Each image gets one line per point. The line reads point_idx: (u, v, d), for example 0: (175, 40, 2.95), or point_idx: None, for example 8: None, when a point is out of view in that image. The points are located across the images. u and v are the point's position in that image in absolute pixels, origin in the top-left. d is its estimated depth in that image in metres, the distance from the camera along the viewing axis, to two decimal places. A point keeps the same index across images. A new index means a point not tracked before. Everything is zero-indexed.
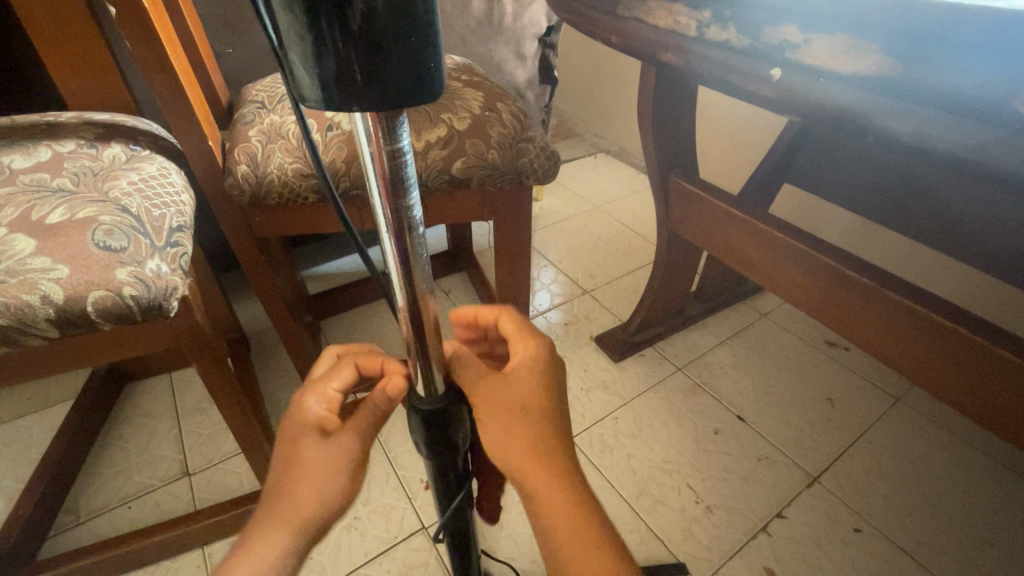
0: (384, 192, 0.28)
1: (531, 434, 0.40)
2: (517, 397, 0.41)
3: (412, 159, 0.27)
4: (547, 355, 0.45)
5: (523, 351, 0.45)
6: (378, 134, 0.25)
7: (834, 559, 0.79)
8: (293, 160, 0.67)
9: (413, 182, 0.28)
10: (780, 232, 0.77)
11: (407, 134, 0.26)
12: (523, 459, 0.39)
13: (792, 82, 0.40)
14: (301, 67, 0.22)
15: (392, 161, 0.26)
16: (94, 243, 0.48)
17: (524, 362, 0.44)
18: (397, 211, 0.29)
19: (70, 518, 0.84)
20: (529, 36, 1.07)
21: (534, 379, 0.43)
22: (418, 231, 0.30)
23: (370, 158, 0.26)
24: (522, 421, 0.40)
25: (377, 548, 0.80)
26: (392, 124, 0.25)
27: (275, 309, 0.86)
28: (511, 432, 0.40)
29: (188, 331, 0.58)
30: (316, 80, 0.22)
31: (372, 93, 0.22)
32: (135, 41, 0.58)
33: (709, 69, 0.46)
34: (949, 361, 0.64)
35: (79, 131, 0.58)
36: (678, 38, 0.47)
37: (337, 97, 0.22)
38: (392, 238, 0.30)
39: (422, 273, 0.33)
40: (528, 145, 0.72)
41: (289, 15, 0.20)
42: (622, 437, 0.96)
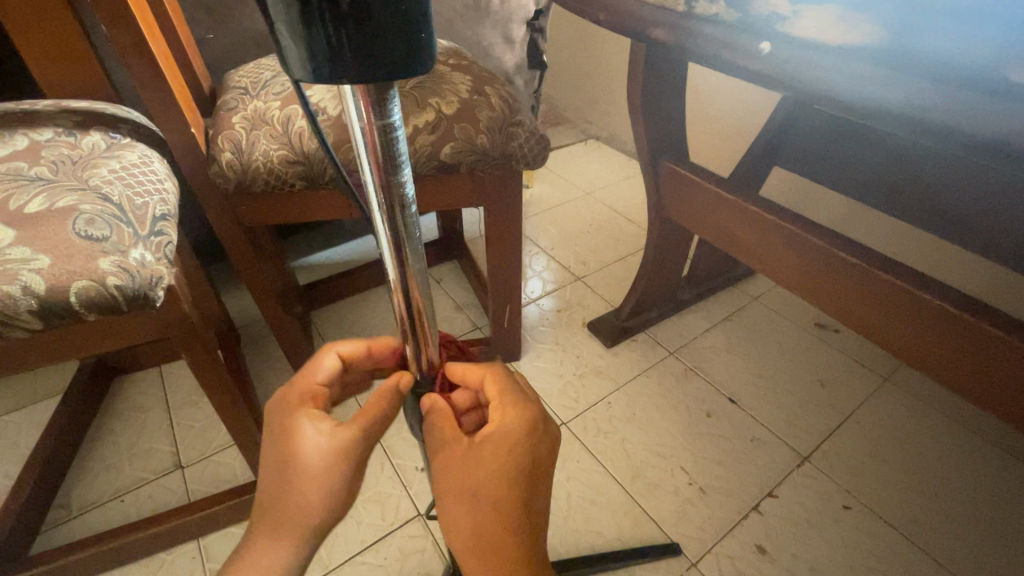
0: (376, 167, 0.27)
1: (478, 526, 0.37)
2: (473, 481, 0.37)
3: (404, 134, 0.27)
4: (528, 435, 0.39)
5: (502, 425, 0.39)
6: (368, 107, 0.25)
7: (824, 536, 0.80)
8: (279, 146, 0.66)
9: (405, 160, 0.28)
10: (770, 214, 0.77)
11: (398, 108, 0.26)
12: (465, 541, 0.38)
13: (781, 50, 0.40)
14: (289, 39, 0.21)
15: (383, 135, 0.26)
16: (75, 232, 0.47)
17: (494, 436, 0.38)
18: (388, 187, 0.28)
19: (61, 513, 0.83)
20: (517, 20, 1.04)
21: (501, 463, 0.38)
22: (410, 209, 0.30)
23: (361, 133, 0.26)
24: (471, 507, 0.37)
25: (373, 536, 0.80)
26: (383, 97, 0.24)
27: (265, 299, 0.85)
28: (459, 512, 0.38)
29: (176, 322, 0.57)
30: (304, 53, 0.21)
31: (363, 65, 0.21)
32: (112, 24, 0.56)
33: (698, 40, 0.45)
34: (937, 339, 0.65)
35: (56, 119, 0.56)
36: (667, 15, 0.47)
37: (327, 70, 0.21)
38: (385, 216, 0.30)
39: (416, 252, 0.33)
40: (517, 129, 0.71)
41: None
42: (615, 421, 0.96)
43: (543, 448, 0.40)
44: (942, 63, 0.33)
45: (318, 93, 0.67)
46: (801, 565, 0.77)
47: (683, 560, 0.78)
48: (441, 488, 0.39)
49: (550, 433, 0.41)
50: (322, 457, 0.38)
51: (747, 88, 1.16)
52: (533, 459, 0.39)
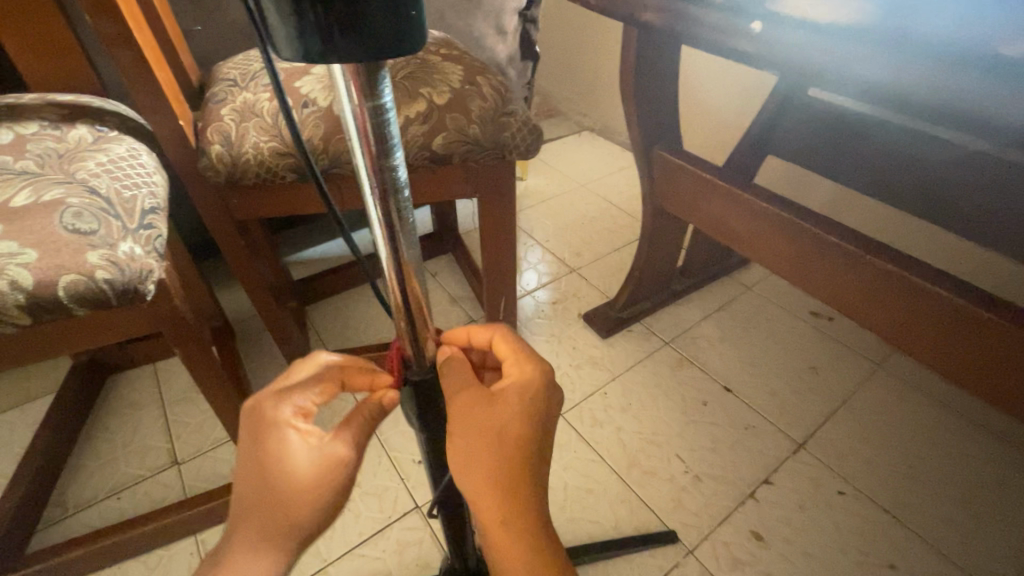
0: (367, 150, 0.27)
1: (501, 464, 0.36)
2: (497, 421, 0.38)
3: (396, 116, 0.27)
4: (544, 388, 0.40)
5: (519, 376, 0.40)
6: (358, 87, 0.24)
7: (819, 521, 0.81)
8: (269, 138, 0.65)
9: (396, 143, 0.27)
10: (763, 202, 0.77)
11: (389, 89, 0.25)
12: (487, 481, 0.36)
13: (770, 32, 0.40)
14: (277, 17, 0.21)
15: (374, 117, 0.25)
16: (62, 226, 0.46)
17: (513, 384, 0.40)
18: (380, 170, 0.28)
19: (57, 511, 0.83)
20: (509, 10, 1.04)
21: (520, 407, 0.39)
22: (403, 193, 0.30)
23: (352, 115, 0.25)
24: (491, 448, 0.37)
25: (371, 528, 0.80)
26: (372, 77, 0.24)
27: (258, 294, 0.84)
28: (482, 450, 0.37)
29: (167, 316, 0.56)
30: (292, 30, 0.21)
31: (351, 43, 0.21)
32: (95, 16, 0.55)
33: (688, 25, 0.45)
34: (930, 324, 0.65)
35: (41, 112, 0.55)
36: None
37: (315, 47, 0.21)
38: (377, 200, 0.29)
39: (409, 238, 0.32)
40: (509, 119, 0.70)
41: None
42: (611, 411, 0.96)
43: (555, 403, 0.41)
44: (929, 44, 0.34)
45: (308, 83, 0.66)
46: (796, 550, 0.78)
47: (680, 547, 0.79)
48: (460, 428, 0.38)
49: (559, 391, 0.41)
50: (314, 472, 0.38)
51: (739, 76, 1.16)
52: (548, 411, 0.40)
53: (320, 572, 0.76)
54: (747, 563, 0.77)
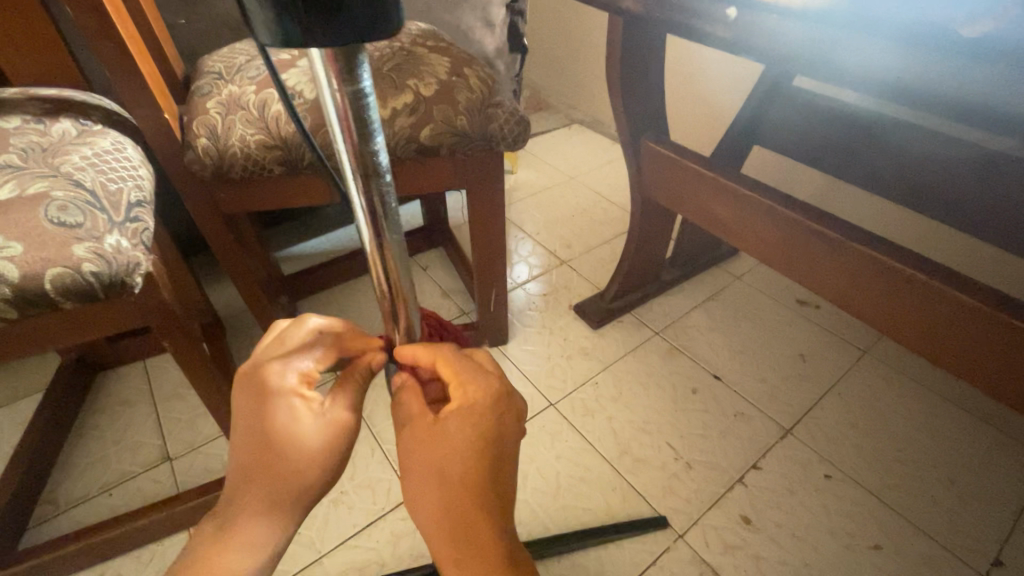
0: (347, 134, 0.27)
1: (445, 504, 0.36)
2: (438, 459, 0.37)
3: (375, 100, 0.27)
4: (487, 409, 0.38)
5: (462, 399, 0.38)
6: (336, 72, 0.24)
7: (807, 504, 0.82)
8: (255, 131, 0.65)
9: (376, 127, 0.28)
10: (749, 191, 0.78)
11: (368, 73, 0.25)
12: (435, 523, 0.36)
13: (745, 16, 0.40)
14: (257, 4, 0.21)
15: (352, 102, 0.25)
16: (48, 219, 0.46)
17: (457, 411, 0.38)
18: (360, 154, 0.28)
19: (49, 508, 0.83)
20: (497, 2, 1.04)
21: (463, 437, 0.37)
22: (384, 177, 0.30)
23: (331, 99, 0.26)
24: (436, 488, 0.36)
25: (365, 520, 0.81)
26: (350, 61, 0.24)
27: (248, 289, 0.84)
28: (426, 492, 0.36)
29: (156, 309, 0.56)
30: (271, 15, 0.21)
31: (328, 27, 0.21)
32: (77, 8, 0.55)
33: (668, 12, 0.46)
34: (912, 308, 0.67)
35: (23, 106, 0.55)
36: None
37: (293, 30, 0.21)
38: (359, 184, 0.30)
39: (392, 222, 0.33)
40: (497, 110, 0.71)
41: None
42: (602, 401, 0.97)
43: (508, 419, 0.39)
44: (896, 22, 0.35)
45: (294, 76, 0.66)
46: (784, 532, 0.80)
47: (670, 532, 0.80)
48: (409, 471, 0.38)
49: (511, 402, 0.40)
50: (322, 439, 0.39)
51: (727, 67, 1.16)
52: (494, 433, 0.38)
53: (314, 563, 0.76)
54: (736, 546, 0.78)
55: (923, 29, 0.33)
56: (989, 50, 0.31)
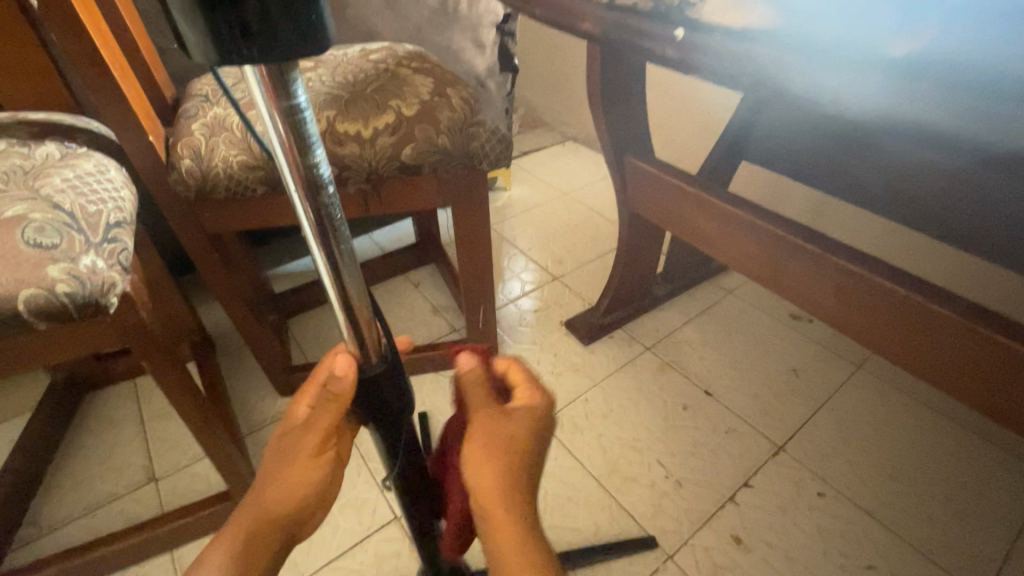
0: (289, 150, 0.27)
1: (510, 477, 0.39)
2: (508, 436, 0.40)
3: (313, 116, 0.27)
4: (547, 421, 0.43)
5: (528, 399, 0.44)
6: (272, 89, 0.25)
7: (799, 523, 0.81)
8: (238, 153, 0.66)
9: (317, 142, 0.28)
10: (731, 207, 0.78)
11: (303, 89, 0.26)
12: (492, 489, 0.38)
13: (689, 41, 0.41)
14: (188, 30, 0.21)
15: (291, 118, 0.26)
16: (23, 241, 0.47)
17: (525, 408, 0.43)
18: (303, 171, 0.28)
19: (32, 529, 0.82)
20: (486, 24, 1.03)
21: (529, 430, 0.42)
22: (329, 192, 0.30)
23: (268, 115, 0.26)
24: (500, 449, 0.39)
25: (349, 541, 0.80)
26: (284, 76, 0.25)
27: (235, 308, 0.84)
28: (491, 461, 0.39)
29: (133, 329, 0.56)
30: (201, 38, 0.21)
31: (253, 48, 0.21)
32: (61, 35, 0.56)
33: (620, 35, 0.46)
34: (897, 322, 0.66)
35: (11, 131, 0.56)
36: (592, 8, 0.48)
37: (225, 55, 0.21)
38: (302, 199, 0.29)
39: (340, 237, 0.32)
40: (479, 129, 0.72)
41: None
42: (593, 418, 0.97)
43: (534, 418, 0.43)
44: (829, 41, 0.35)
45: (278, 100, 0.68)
46: (776, 553, 0.78)
47: (660, 552, 0.79)
48: (481, 444, 0.40)
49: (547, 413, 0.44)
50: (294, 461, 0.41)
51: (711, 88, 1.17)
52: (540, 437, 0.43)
53: None
54: (727, 568, 0.77)
55: (852, 49, 0.34)
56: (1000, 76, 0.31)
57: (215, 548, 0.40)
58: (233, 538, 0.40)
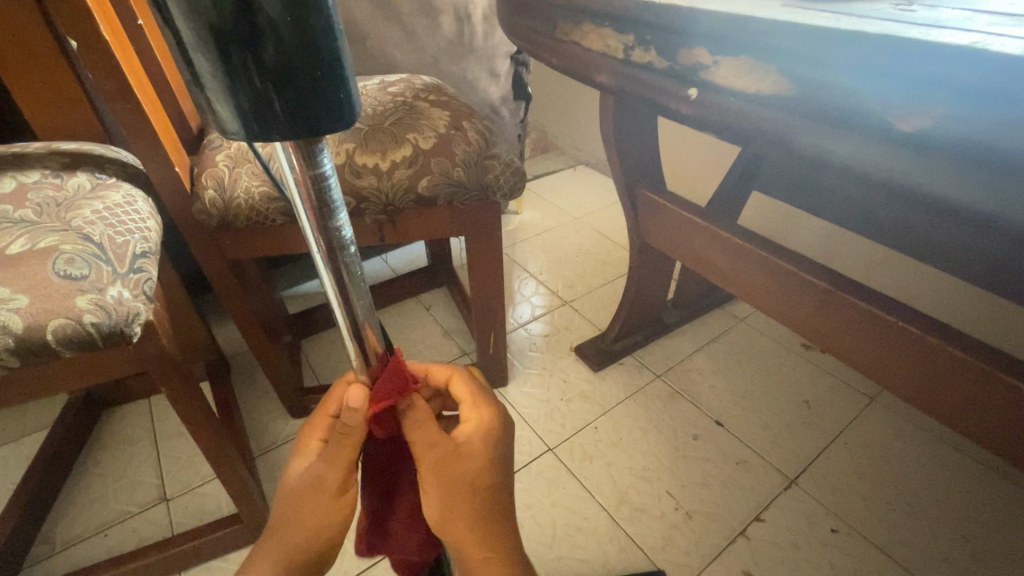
0: (312, 214, 0.28)
1: (472, 516, 0.41)
2: (463, 474, 0.41)
3: (338, 181, 0.28)
4: (498, 434, 0.44)
5: (474, 420, 0.44)
6: (299, 158, 0.26)
7: (812, 560, 0.79)
8: (260, 183, 0.69)
9: (340, 205, 0.29)
10: (741, 240, 0.79)
11: (328, 158, 0.27)
12: (459, 533, 0.41)
13: (703, 100, 0.43)
14: (224, 113, 0.22)
15: (315, 185, 0.27)
16: (54, 272, 0.48)
17: (476, 429, 0.43)
18: (324, 232, 0.29)
19: (44, 548, 0.83)
20: (501, 54, 1.11)
21: (483, 455, 0.42)
22: (350, 250, 0.31)
23: (294, 182, 0.27)
24: (457, 491, 0.41)
25: (356, 567, 0.80)
26: (312, 148, 0.26)
27: (251, 332, 0.85)
28: (451, 507, 0.40)
29: (155, 357, 0.58)
30: (238, 120, 0.22)
31: (289, 125, 0.23)
32: (97, 72, 0.58)
33: (636, 89, 0.48)
34: (909, 360, 0.66)
35: (44, 162, 0.59)
36: (609, 61, 0.50)
37: (256, 129, 0.23)
38: (323, 256, 0.30)
39: (358, 290, 0.33)
40: (493, 162, 0.73)
41: (206, 70, 0.21)
42: (602, 446, 0.96)
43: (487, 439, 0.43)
44: (837, 108, 0.35)
45: None
46: None
47: None
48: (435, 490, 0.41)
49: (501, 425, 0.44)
50: (310, 497, 0.42)
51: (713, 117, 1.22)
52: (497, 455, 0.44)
53: None
54: None
55: (855, 116, 0.35)
56: (980, 146, 0.30)
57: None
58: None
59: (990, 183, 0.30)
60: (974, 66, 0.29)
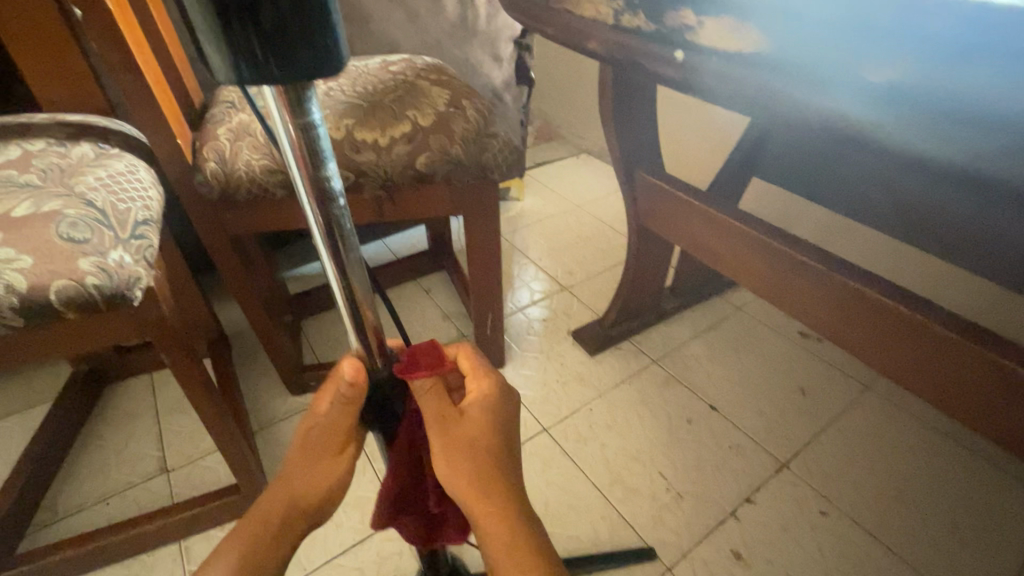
0: (302, 165, 0.29)
1: (481, 472, 0.39)
2: (467, 435, 0.41)
3: (326, 132, 0.29)
4: (500, 405, 0.44)
5: (478, 391, 0.44)
6: (289, 108, 0.26)
7: (801, 542, 0.80)
8: (260, 157, 0.69)
9: (329, 156, 0.30)
10: (736, 222, 0.79)
11: (317, 108, 0.27)
12: (470, 494, 0.39)
13: (687, 61, 0.44)
14: (216, 57, 0.23)
15: (304, 134, 0.28)
16: (57, 235, 0.49)
17: (478, 400, 0.43)
18: (315, 183, 0.30)
19: (48, 515, 0.85)
20: (505, 38, 1.06)
21: (489, 423, 0.42)
22: (339, 203, 0.31)
23: (285, 132, 0.28)
24: (463, 453, 0.40)
25: (352, 539, 0.81)
26: (302, 99, 0.26)
27: (251, 308, 0.86)
28: (458, 465, 0.39)
29: (155, 323, 0.59)
30: (228, 63, 0.23)
31: (278, 70, 0.23)
32: (102, 43, 0.60)
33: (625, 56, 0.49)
34: (900, 342, 0.66)
35: (49, 131, 0.60)
36: (601, 29, 0.50)
37: (249, 76, 0.23)
38: (313, 209, 0.31)
39: (349, 244, 0.34)
40: (491, 140, 0.74)
41: (199, 13, 0.22)
42: (596, 428, 0.97)
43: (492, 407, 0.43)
44: (820, 65, 0.37)
45: None
46: (776, 571, 0.77)
47: (658, 565, 0.79)
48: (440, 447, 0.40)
49: (506, 402, 0.44)
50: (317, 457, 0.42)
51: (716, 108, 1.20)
52: (502, 425, 0.42)
53: None
54: None
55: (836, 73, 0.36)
56: (971, 99, 0.31)
57: (233, 537, 0.39)
58: (251, 534, 0.39)
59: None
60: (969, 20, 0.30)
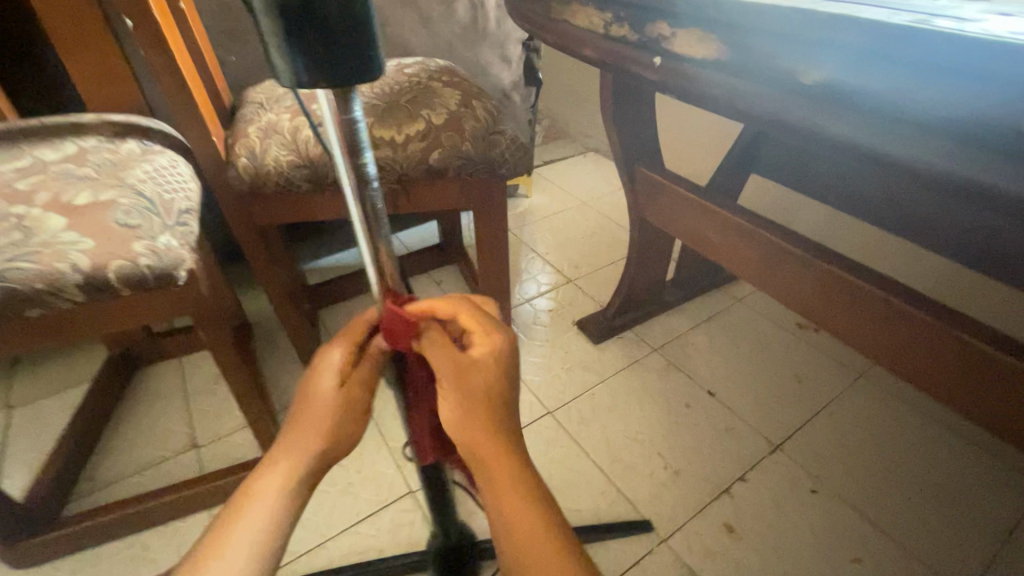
0: (345, 154, 0.35)
1: (489, 420, 0.42)
2: (478, 386, 0.43)
3: (365, 126, 0.35)
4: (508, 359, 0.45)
5: (488, 345, 0.44)
6: (337, 104, 0.32)
7: (791, 517, 0.85)
8: (288, 153, 0.75)
9: (366, 147, 0.35)
10: (729, 213, 0.84)
11: (359, 105, 0.33)
12: (476, 436, 0.41)
13: (668, 67, 0.50)
14: (282, 66, 0.29)
15: (348, 127, 0.33)
16: (115, 221, 0.56)
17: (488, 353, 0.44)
18: (354, 169, 0.36)
19: (89, 484, 0.92)
20: (513, 40, 1.18)
21: (495, 372, 0.44)
22: (373, 185, 0.37)
23: (332, 127, 0.33)
24: (471, 401, 0.42)
25: (368, 509, 0.87)
26: (347, 96, 0.32)
27: (275, 294, 0.93)
28: (469, 414, 0.42)
29: (194, 302, 0.66)
30: (292, 70, 0.29)
31: (331, 76, 0.29)
32: (150, 49, 0.66)
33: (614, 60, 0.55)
34: (881, 325, 0.71)
35: (98, 128, 0.66)
36: (594, 36, 0.56)
37: (306, 79, 0.29)
38: (351, 191, 0.37)
39: (379, 223, 0.40)
40: (499, 137, 0.79)
41: (272, 31, 0.28)
42: (598, 411, 1.02)
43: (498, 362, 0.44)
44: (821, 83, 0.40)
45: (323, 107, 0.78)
46: (766, 543, 0.82)
47: (654, 536, 0.83)
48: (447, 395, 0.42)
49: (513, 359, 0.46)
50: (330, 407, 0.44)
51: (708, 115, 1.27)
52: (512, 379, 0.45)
53: (320, 545, 0.83)
54: (718, 553, 0.81)
55: (835, 90, 0.39)
56: (957, 118, 0.33)
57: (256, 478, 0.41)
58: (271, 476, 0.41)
59: (974, 155, 0.34)
60: (939, 41, 0.33)
